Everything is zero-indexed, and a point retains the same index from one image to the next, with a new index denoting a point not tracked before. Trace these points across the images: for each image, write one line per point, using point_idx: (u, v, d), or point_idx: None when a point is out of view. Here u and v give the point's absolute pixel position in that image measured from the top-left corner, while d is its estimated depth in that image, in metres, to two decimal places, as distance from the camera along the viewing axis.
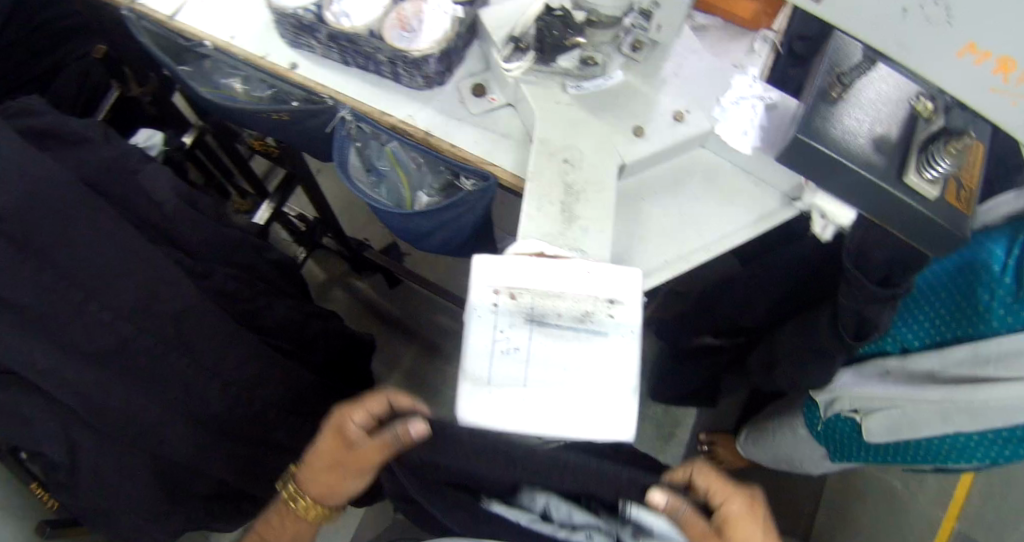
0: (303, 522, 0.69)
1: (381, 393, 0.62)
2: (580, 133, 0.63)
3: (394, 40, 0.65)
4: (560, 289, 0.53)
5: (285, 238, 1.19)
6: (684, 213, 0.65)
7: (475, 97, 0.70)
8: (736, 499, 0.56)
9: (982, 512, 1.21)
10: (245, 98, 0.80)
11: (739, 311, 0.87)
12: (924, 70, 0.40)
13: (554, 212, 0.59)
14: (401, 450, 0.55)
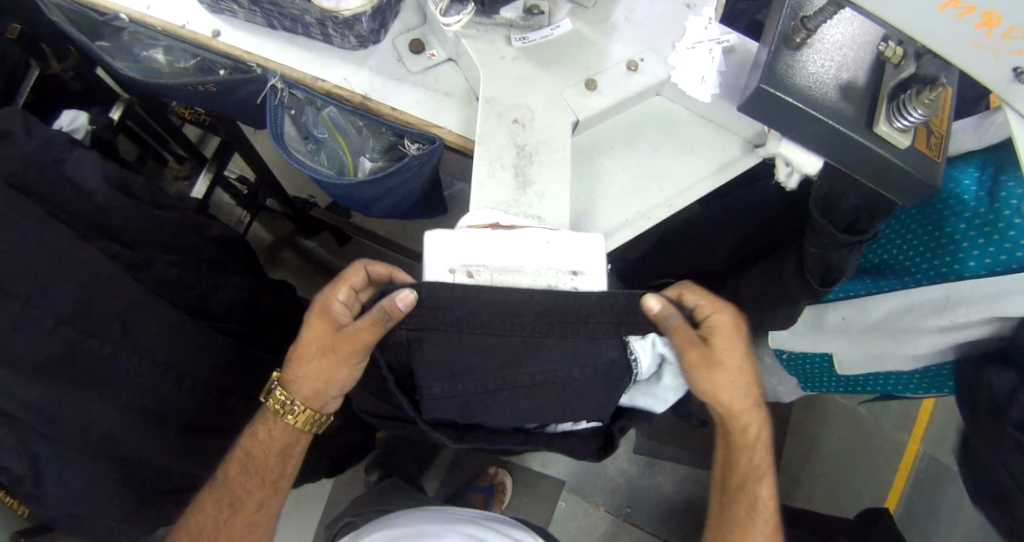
0: (293, 429, 0.67)
1: (359, 264, 0.60)
2: (529, 89, 0.59)
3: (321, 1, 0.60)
4: (518, 261, 0.51)
5: (229, 203, 1.13)
6: (642, 166, 0.62)
7: (413, 53, 0.65)
8: (723, 310, 0.56)
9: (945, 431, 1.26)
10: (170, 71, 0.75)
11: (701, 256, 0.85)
12: (902, 24, 0.36)
13: (506, 177, 0.55)
14: (390, 325, 0.50)
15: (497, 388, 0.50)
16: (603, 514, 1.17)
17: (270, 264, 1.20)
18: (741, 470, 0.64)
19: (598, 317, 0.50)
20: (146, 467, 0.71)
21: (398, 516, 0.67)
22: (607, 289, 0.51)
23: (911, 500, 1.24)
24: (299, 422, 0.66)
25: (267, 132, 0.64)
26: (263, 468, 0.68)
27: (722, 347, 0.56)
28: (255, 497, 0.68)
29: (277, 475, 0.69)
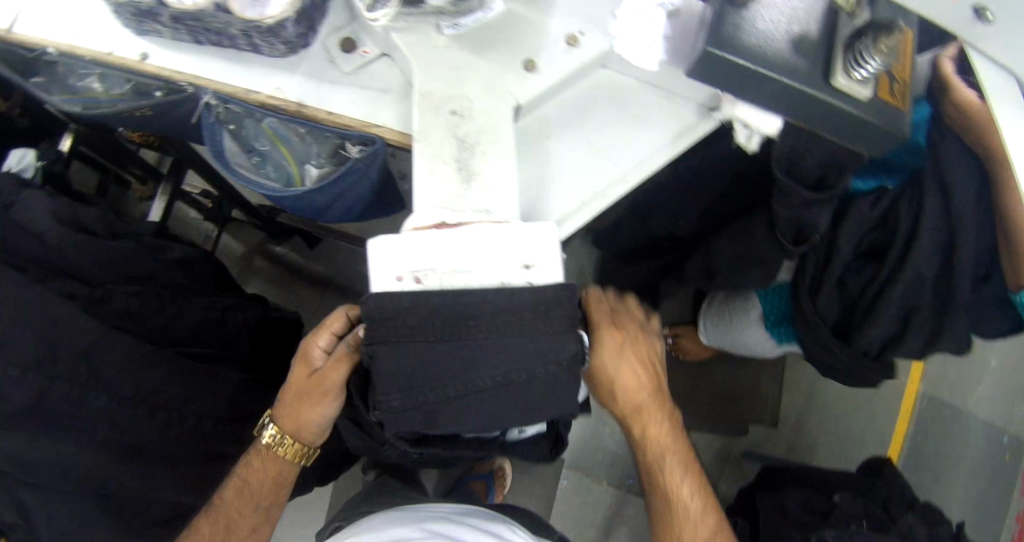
0: (284, 462, 0.69)
1: (339, 310, 0.60)
2: (465, 78, 0.56)
3: (243, 10, 0.57)
4: (468, 262, 0.49)
5: (195, 218, 1.11)
6: (594, 144, 0.59)
7: (345, 53, 0.62)
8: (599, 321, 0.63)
9: (940, 371, 1.24)
10: (108, 99, 0.71)
11: (672, 223, 0.83)
12: None
13: (449, 173, 0.53)
14: (358, 353, 0.57)
15: (459, 393, 0.48)
16: (607, 488, 1.19)
17: (243, 274, 1.18)
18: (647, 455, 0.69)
19: (556, 308, 0.49)
20: (136, 500, 0.70)
21: (370, 520, 0.64)
22: (563, 279, 0.49)
23: (917, 440, 1.22)
24: (289, 455, 0.69)
25: (207, 152, 0.64)
26: (257, 495, 0.70)
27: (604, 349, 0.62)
28: (252, 520, 0.70)
29: (275, 498, 0.72)
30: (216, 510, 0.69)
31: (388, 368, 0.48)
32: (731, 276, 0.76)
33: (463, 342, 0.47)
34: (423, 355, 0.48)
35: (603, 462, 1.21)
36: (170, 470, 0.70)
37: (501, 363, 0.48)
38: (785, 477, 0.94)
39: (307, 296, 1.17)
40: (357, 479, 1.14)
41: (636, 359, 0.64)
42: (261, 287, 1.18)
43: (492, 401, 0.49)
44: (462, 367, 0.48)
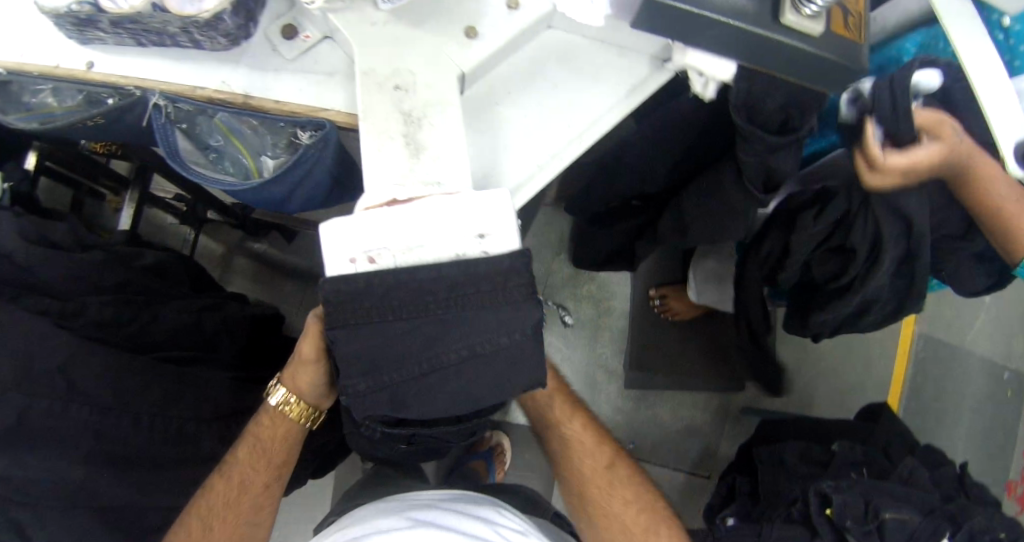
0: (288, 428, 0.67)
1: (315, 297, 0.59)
2: (406, 51, 0.55)
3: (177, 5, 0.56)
4: (419, 237, 0.48)
5: (171, 222, 1.12)
6: (545, 107, 0.58)
7: (287, 40, 0.61)
8: None
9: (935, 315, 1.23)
10: (64, 112, 0.68)
11: (642, 182, 0.81)
12: None
13: (397, 149, 0.52)
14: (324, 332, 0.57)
15: (424, 371, 0.47)
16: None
17: (225, 274, 1.18)
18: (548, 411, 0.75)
19: (515, 279, 0.47)
20: (129, 509, 0.71)
21: (356, 512, 0.65)
22: (518, 244, 0.48)
23: (916, 386, 1.23)
24: (294, 414, 0.66)
25: (159, 152, 0.62)
26: (268, 450, 0.66)
27: None
28: (263, 477, 0.66)
29: (287, 456, 0.67)
30: (229, 468, 0.65)
31: (348, 350, 0.47)
32: (706, 231, 0.75)
33: (421, 318, 0.46)
34: (382, 336, 0.47)
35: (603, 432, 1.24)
36: (162, 475, 0.71)
37: (461, 336, 0.47)
38: (785, 432, 0.93)
39: (292, 291, 1.18)
40: (357, 469, 1.13)
41: None
42: (244, 286, 1.19)
43: (457, 378, 0.47)
44: (421, 344, 0.46)
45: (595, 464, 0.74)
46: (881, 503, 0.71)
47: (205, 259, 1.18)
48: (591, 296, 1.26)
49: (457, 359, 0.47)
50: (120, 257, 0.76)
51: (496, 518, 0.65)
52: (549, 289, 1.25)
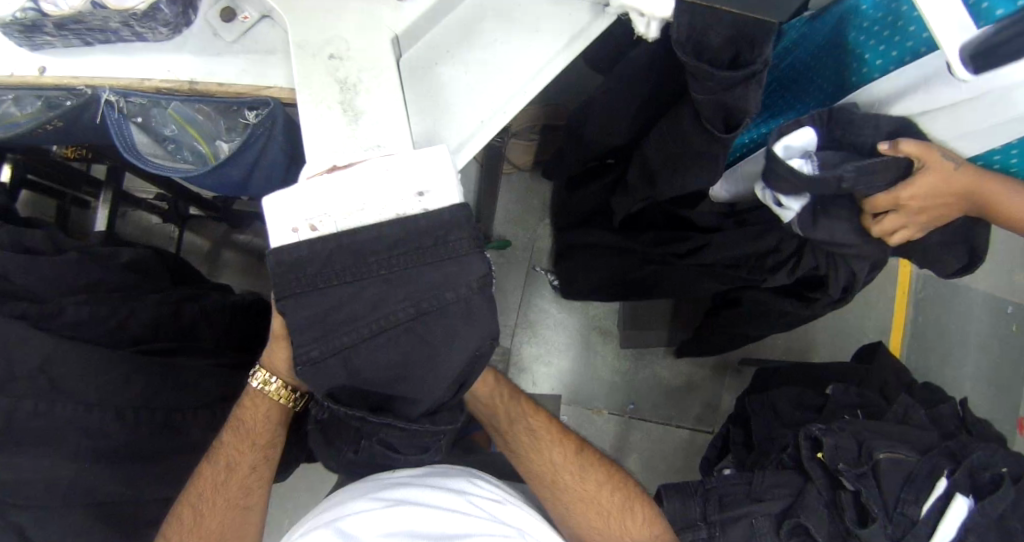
0: (275, 407, 0.64)
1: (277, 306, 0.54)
2: (337, 18, 0.54)
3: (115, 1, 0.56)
4: (359, 199, 0.47)
5: (156, 222, 1.22)
6: (486, 63, 0.57)
7: (226, 22, 0.61)
8: None
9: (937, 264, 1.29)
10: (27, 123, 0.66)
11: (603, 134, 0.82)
12: None
13: (335, 116, 0.52)
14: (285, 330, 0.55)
15: (372, 333, 0.46)
16: (609, 417, 1.35)
17: (214, 267, 1.24)
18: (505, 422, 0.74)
19: (455, 233, 0.47)
20: (123, 502, 0.72)
21: (332, 498, 0.69)
22: (458, 199, 0.47)
23: (918, 325, 1.29)
24: (282, 397, 0.63)
25: (118, 149, 0.63)
26: (252, 432, 0.64)
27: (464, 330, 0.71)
28: (250, 458, 0.64)
29: (271, 436, 0.65)
30: (215, 453, 0.64)
31: (293, 318, 0.46)
32: (670, 180, 0.74)
33: (364, 282, 0.46)
34: (326, 299, 0.46)
35: (602, 393, 1.36)
36: (151, 467, 0.72)
37: (407, 298, 0.46)
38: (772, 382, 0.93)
39: None
40: None
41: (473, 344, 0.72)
42: (233, 278, 1.24)
43: (406, 337, 0.47)
44: (366, 307, 0.46)
45: (564, 456, 0.71)
46: (873, 443, 0.69)
47: (192, 255, 1.24)
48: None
49: (404, 318, 0.46)
50: (98, 259, 0.78)
51: (466, 487, 0.69)
52: (538, 256, 1.39)
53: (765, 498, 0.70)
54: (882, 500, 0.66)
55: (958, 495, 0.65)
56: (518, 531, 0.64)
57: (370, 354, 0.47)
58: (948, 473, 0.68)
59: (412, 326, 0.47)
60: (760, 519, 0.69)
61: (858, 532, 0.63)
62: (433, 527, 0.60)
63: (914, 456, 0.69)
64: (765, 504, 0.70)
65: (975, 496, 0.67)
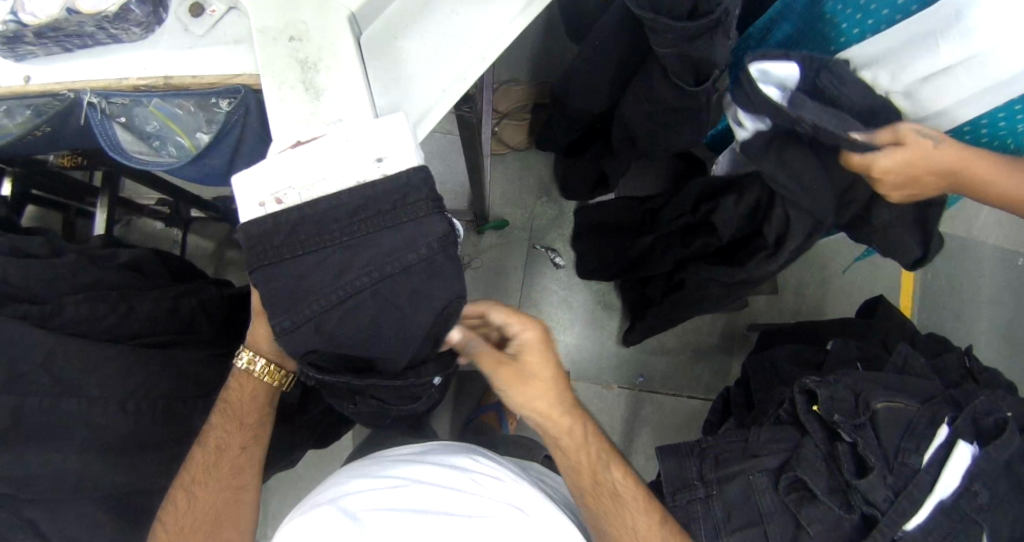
0: (264, 385, 0.68)
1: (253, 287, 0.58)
2: (297, 2, 0.55)
3: (89, 6, 0.58)
4: (320, 169, 0.48)
5: (160, 228, 1.28)
6: (445, 32, 0.58)
7: (196, 18, 0.63)
8: (535, 326, 0.61)
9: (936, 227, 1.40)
10: (17, 134, 0.67)
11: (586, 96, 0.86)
12: None
13: (297, 95, 0.53)
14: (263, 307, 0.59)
15: (339, 298, 0.47)
16: (619, 391, 1.36)
17: (219, 267, 1.30)
18: (579, 469, 0.66)
19: (414, 196, 0.48)
20: (132, 491, 0.75)
21: (331, 479, 0.68)
22: (416, 161, 0.48)
23: (927, 281, 1.39)
24: (269, 376, 0.68)
25: (104, 148, 0.67)
26: (240, 412, 0.68)
27: (534, 364, 0.61)
28: (238, 438, 0.68)
29: (261, 414, 0.70)
30: (207, 437, 0.67)
31: (262, 289, 0.48)
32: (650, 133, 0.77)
33: (330, 250, 0.47)
34: (292, 268, 0.47)
35: (611, 368, 1.37)
36: (157, 456, 0.75)
37: (373, 262, 0.47)
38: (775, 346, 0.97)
39: None
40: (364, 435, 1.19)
41: (537, 388, 0.62)
42: (239, 276, 1.30)
43: (373, 302, 0.47)
44: (330, 275, 0.47)
45: (648, 524, 0.65)
46: (871, 394, 0.68)
47: (197, 257, 1.30)
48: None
49: (371, 283, 0.47)
50: (96, 261, 0.81)
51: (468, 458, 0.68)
52: (537, 234, 1.40)
53: (762, 453, 0.70)
54: (882, 450, 0.65)
55: (960, 442, 0.63)
56: (511, 505, 0.58)
57: (342, 320, 0.47)
58: (949, 420, 0.66)
59: (381, 290, 0.47)
60: (758, 475, 0.68)
61: (857, 483, 0.62)
62: (421, 502, 0.55)
63: (913, 406, 0.68)
64: (761, 460, 0.69)
65: (978, 442, 0.65)
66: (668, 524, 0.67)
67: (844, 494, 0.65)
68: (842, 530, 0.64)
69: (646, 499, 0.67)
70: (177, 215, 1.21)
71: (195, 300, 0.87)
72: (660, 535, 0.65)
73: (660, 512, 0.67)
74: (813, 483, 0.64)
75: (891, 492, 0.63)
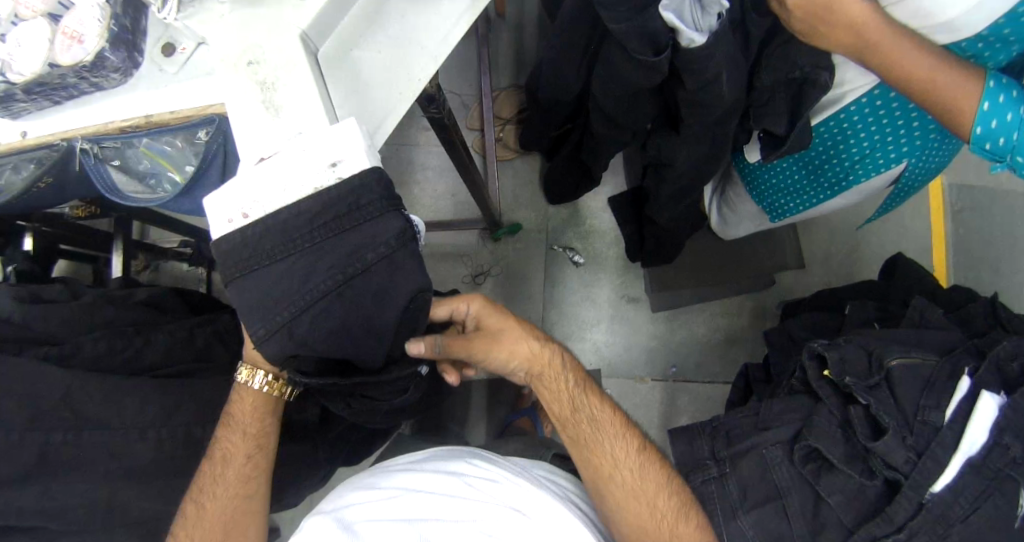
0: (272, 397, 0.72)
1: None
2: (252, 25, 0.56)
3: (67, 58, 0.61)
4: (279, 182, 0.48)
5: (186, 269, 1.35)
6: (396, 36, 0.61)
7: (168, 56, 0.66)
8: (473, 298, 0.72)
9: (960, 178, 1.35)
10: (22, 188, 0.71)
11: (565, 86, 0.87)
12: None
13: (258, 114, 0.55)
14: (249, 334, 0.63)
15: (309, 303, 0.49)
16: (653, 383, 1.33)
17: None
18: (558, 405, 0.71)
19: (368, 196, 0.49)
20: (163, 518, 0.77)
21: (338, 488, 0.64)
22: (367, 161, 0.49)
23: (960, 238, 1.34)
24: (272, 388, 0.72)
25: (100, 189, 0.73)
26: (247, 425, 0.72)
27: (490, 324, 0.72)
28: (246, 448, 0.71)
29: (264, 427, 0.73)
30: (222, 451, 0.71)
31: (238, 301, 0.49)
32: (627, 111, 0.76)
33: (292, 258, 0.48)
34: (262, 279, 0.49)
35: (640, 360, 1.34)
36: (182, 480, 0.77)
37: (336, 262, 0.49)
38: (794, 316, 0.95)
39: None
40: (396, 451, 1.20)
41: (509, 335, 0.71)
42: None
43: (339, 302, 0.49)
44: (298, 279, 0.49)
45: (626, 450, 0.68)
46: (884, 352, 0.67)
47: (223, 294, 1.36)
48: (595, 233, 1.39)
49: (338, 282, 0.49)
50: (113, 300, 0.86)
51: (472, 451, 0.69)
52: (548, 234, 1.40)
53: (773, 426, 0.69)
54: (899, 411, 0.63)
55: (983, 392, 0.59)
56: (511, 507, 0.57)
57: (318, 323, 0.49)
58: (970, 371, 0.63)
59: (348, 289, 0.49)
60: (771, 449, 0.67)
61: (871, 446, 0.60)
62: (417, 510, 0.54)
63: (931, 358, 0.66)
64: (773, 432, 0.69)
65: (1006, 391, 0.60)
66: (646, 451, 0.69)
67: (863, 460, 0.63)
68: (867, 498, 0.62)
69: (623, 419, 0.71)
70: (197, 255, 1.26)
71: (209, 329, 0.90)
72: (638, 461, 0.68)
73: (638, 440, 0.70)
74: (826, 451, 0.63)
75: (912, 453, 0.60)
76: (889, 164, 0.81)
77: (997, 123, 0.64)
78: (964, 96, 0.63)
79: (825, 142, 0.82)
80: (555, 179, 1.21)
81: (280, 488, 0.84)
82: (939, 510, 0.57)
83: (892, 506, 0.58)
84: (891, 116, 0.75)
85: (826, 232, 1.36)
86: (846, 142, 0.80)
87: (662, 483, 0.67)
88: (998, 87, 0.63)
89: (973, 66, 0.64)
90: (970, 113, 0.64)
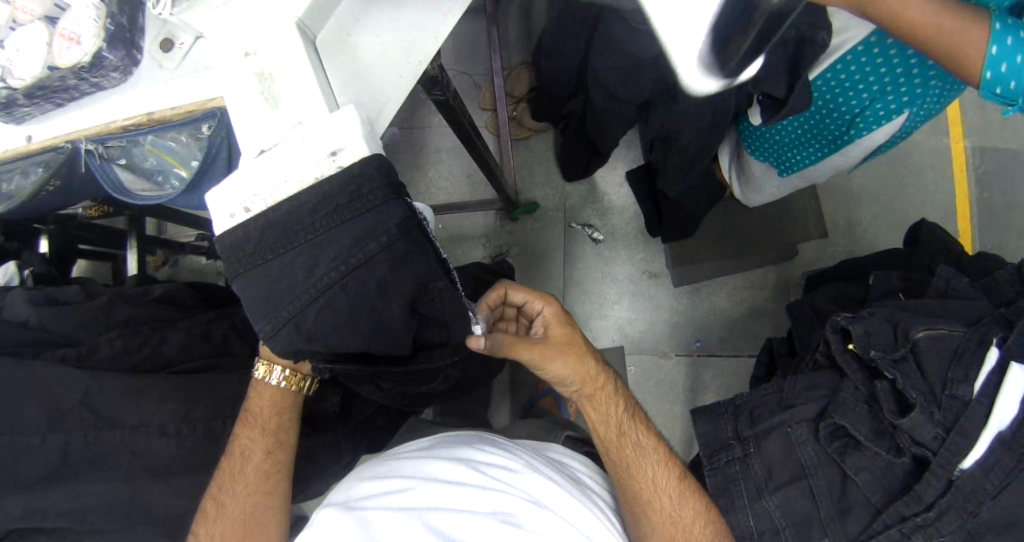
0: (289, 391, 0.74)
1: None
2: (248, 16, 0.54)
3: (66, 60, 0.61)
4: (279, 173, 0.47)
5: (202, 262, 1.35)
6: (396, 19, 0.59)
7: (167, 51, 0.65)
8: (548, 301, 0.75)
9: (985, 141, 1.30)
10: (32, 193, 0.72)
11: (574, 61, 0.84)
12: None
13: (257, 105, 0.54)
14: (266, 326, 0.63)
15: (314, 296, 0.48)
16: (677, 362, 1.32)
17: None
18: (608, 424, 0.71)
19: (369, 185, 0.48)
20: (187, 512, 0.78)
21: (345, 482, 0.64)
22: (368, 150, 0.48)
23: (986, 203, 1.29)
24: (288, 382, 0.74)
25: (108, 189, 0.75)
26: (262, 420, 0.73)
27: (555, 330, 0.73)
28: (261, 443, 0.72)
29: (281, 421, 0.74)
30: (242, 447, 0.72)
31: (245, 296, 0.49)
32: (634, 85, 0.74)
33: (299, 254, 0.48)
34: (270, 273, 0.48)
35: (661, 341, 1.33)
36: (205, 476, 0.78)
37: (342, 257, 0.48)
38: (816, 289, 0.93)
39: None
40: None
41: (572, 349, 0.70)
42: None
43: (345, 296, 0.48)
44: (303, 273, 0.48)
45: (669, 477, 0.68)
46: (908, 322, 0.64)
47: None
48: (610, 211, 1.37)
49: (347, 276, 0.48)
50: (128, 299, 0.86)
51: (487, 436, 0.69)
52: (569, 212, 1.38)
53: (798, 403, 0.68)
54: (926, 385, 0.61)
55: (1012, 365, 0.57)
56: (528, 498, 0.56)
57: (331, 317, 0.49)
58: (999, 341, 0.60)
59: (360, 285, 0.49)
60: (797, 427, 0.66)
61: (897, 423, 0.59)
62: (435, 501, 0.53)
63: (958, 329, 0.63)
64: (799, 410, 0.67)
65: None
66: (687, 478, 0.69)
67: (890, 438, 0.61)
68: (894, 477, 0.60)
69: (665, 451, 0.71)
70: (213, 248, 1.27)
71: (225, 323, 0.90)
72: (678, 488, 0.68)
73: (680, 468, 0.70)
74: (852, 429, 0.61)
75: (941, 429, 0.58)
76: (890, 115, 0.78)
77: (1008, 67, 0.60)
78: (969, 41, 0.60)
79: (824, 95, 0.79)
80: (563, 154, 1.20)
81: (302, 479, 0.84)
82: (969, 487, 0.56)
83: (921, 485, 0.57)
84: (891, 67, 0.73)
85: (849, 203, 1.32)
86: (844, 95, 0.77)
87: (701, 507, 0.67)
88: (1005, 28, 0.60)
89: (977, 11, 0.61)
90: (978, 59, 0.61)
